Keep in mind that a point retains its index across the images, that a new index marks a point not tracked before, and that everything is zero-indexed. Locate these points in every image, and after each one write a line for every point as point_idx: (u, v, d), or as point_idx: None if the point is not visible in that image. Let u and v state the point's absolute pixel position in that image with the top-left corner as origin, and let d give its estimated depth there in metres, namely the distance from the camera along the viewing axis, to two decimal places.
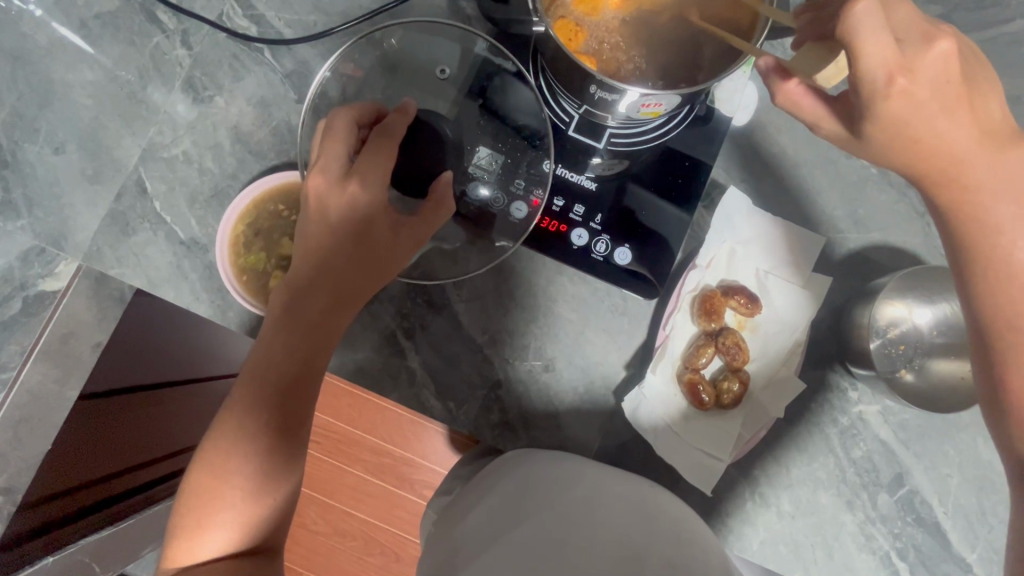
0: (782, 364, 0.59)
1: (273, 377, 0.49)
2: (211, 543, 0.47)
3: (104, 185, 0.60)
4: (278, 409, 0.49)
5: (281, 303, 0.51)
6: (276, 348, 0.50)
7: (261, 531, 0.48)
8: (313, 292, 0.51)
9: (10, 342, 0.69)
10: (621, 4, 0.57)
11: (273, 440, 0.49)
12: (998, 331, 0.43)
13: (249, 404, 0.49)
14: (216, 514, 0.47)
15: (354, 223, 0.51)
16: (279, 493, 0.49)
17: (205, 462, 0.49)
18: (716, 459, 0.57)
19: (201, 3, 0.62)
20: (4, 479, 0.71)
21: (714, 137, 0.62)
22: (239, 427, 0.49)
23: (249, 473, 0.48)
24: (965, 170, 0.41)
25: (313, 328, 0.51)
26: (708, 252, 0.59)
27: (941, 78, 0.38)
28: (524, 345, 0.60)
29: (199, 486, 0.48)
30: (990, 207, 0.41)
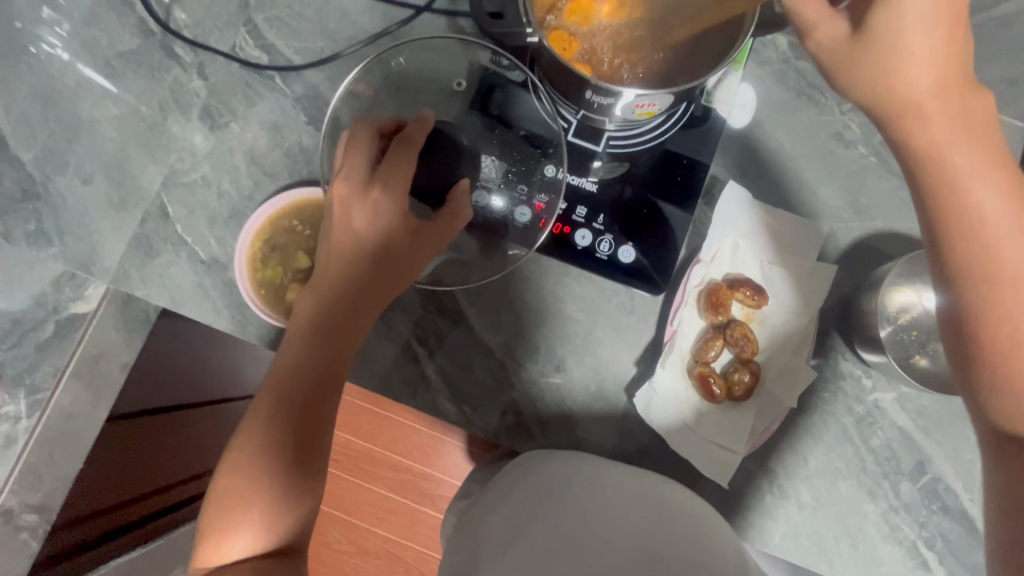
0: (792, 354, 0.59)
1: (298, 379, 0.51)
2: (238, 544, 0.47)
3: (129, 211, 0.63)
4: (304, 410, 0.51)
5: (305, 308, 0.53)
6: (302, 352, 0.52)
7: (286, 533, 0.49)
8: (336, 297, 0.53)
9: (44, 364, 0.69)
10: (611, 12, 0.59)
11: (298, 441, 0.50)
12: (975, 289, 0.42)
13: (274, 405, 0.51)
14: (243, 517, 0.48)
15: (377, 229, 0.53)
16: (304, 493, 0.50)
17: (232, 464, 0.50)
18: (731, 452, 0.57)
19: (215, 37, 0.66)
20: (40, 496, 0.73)
21: (711, 137, 0.64)
22: (265, 427, 0.50)
23: (276, 473, 0.49)
24: (930, 106, 0.41)
25: (337, 333, 0.52)
26: (711, 246, 0.60)
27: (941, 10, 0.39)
28: (535, 347, 0.61)
29: (225, 491, 0.49)
30: (959, 156, 0.41)
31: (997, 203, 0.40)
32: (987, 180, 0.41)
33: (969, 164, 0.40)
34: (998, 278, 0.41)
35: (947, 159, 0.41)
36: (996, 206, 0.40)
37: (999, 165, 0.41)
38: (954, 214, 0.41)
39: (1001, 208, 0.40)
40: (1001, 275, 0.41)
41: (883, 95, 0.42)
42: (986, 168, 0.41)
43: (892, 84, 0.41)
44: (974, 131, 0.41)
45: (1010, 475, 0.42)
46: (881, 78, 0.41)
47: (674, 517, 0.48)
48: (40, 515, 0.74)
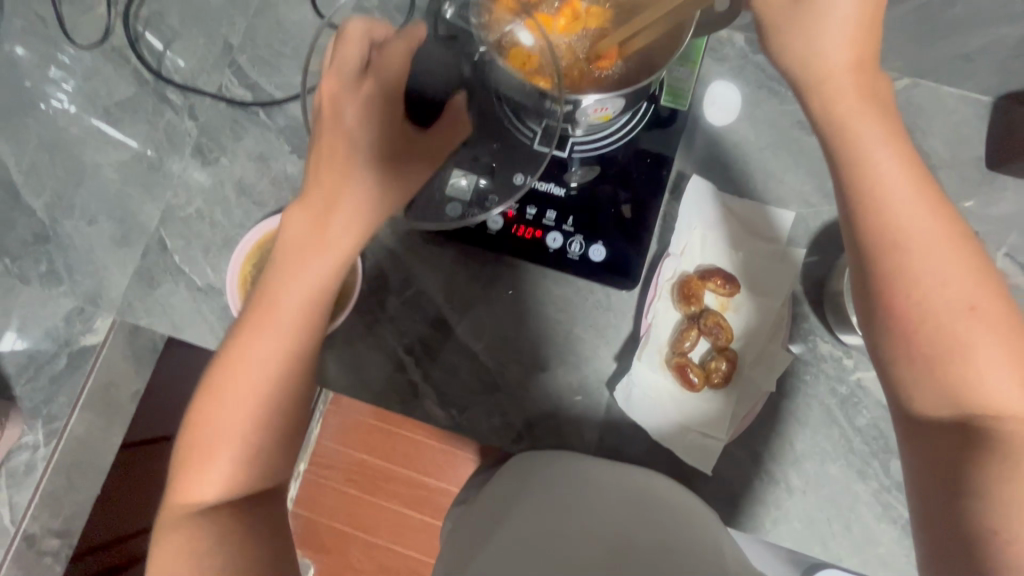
0: (766, 340, 0.60)
1: (289, 305, 0.50)
2: (216, 475, 0.46)
3: (131, 246, 0.67)
4: (293, 326, 0.50)
5: (271, 275, 0.52)
6: (292, 269, 0.52)
7: (266, 463, 0.48)
8: (305, 259, 0.52)
9: (57, 396, 0.71)
10: (566, 28, 0.62)
11: (286, 361, 0.49)
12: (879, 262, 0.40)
13: (261, 324, 0.50)
14: (223, 443, 0.47)
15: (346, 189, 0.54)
16: (290, 419, 0.49)
17: (201, 440, 0.47)
18: (713, 439, 0.58)
19: (203, 80, 0.71)
20: (61, 522, 0.79)
21: (675, 134, 0.66)
22: (250, 345, 0.49)
23: (260, 396, 0.48)
24: (839, 78, 0.43)
25: (311, 292, 0.51)
26: (679, 240, 0.62)
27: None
28: (516, 350, 0.63)
29: (205, 419, 0.48)
30: (866, 127, 0.42)
31: (900, 191, 0.40)
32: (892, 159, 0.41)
33: (874, 136, 0.42)
34: (896, 249, 0.40)
35: (858, 134, 0.42)
36: (902, 185, 0.40)
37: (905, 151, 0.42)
38: (861, 197, 0.41)
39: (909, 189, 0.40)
40: (902, 249, 0.40)
41: (800, 62, 0.45)
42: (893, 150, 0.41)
43: (810, 53, 0.44)
44: (885, 122, 0.42)
45: (919, 456, 0.39)
46: (803, 44, 0.44)
47: (652, 512, 0.50)
48: (62, 540, 0.79)
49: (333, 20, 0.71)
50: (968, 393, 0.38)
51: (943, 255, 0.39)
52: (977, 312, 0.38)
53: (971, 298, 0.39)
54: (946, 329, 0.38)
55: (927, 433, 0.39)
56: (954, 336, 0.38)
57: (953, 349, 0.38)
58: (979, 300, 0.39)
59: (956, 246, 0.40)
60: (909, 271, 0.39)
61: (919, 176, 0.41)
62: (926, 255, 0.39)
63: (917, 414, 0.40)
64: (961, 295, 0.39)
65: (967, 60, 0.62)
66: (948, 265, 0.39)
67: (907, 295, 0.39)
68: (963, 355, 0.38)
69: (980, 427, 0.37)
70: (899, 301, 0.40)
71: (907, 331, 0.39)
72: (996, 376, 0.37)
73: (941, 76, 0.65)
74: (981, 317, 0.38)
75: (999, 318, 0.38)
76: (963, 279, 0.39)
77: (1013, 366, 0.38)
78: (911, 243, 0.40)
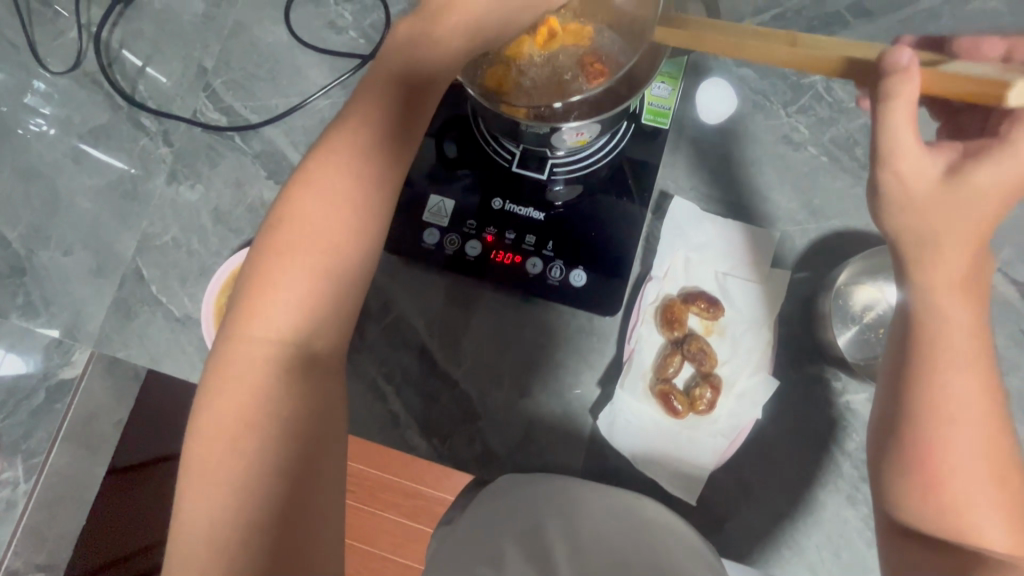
0: (753, 364, 0.58)
1: (353, 157, 0.43)
2: (266, 328, 0.40)
3: (107, 276, 0.66)
4: (371, 167, 0.43)
5: (298, 183, 0.43)
6: (362, 115, 0.43)
7: (308, 333, 0.41)
8: (337, 168, 0.42)
9: (38, 431, 0.74)
10: (542, 43, 0.57)
11: (352, 215, 0.42)
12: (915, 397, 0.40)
13: (351, 158, 0.43)
14: (273, 293, 0.41)
15: (392, 84, 0.44)
16: (342, 289, 0.42)
17: (224, 365, 0.40)
18: (698, 467, 0.57)
19: (177, 105, 0.70)
20: (45, 555, 0.79)
21: (657, 153, 0.64)
22: (336, 178, 0.42)
23: (320, 248, 0.41)
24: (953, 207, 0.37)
25: (344, 208, 0.42)
26: (662, 263, 0.61)
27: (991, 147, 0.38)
28: (498, 377, 0.61)
29: (262, 263, 0.41)
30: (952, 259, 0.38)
31: (963, 334, 0.39)
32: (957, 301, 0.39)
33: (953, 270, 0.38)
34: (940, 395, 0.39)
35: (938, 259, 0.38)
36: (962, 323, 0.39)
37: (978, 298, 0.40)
38: (927, 333, 0.40)
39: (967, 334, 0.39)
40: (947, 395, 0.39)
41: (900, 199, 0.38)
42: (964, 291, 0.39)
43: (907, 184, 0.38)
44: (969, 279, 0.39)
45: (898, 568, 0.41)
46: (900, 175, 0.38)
47: (642, 550, 0.50)
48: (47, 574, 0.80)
49: (307, 41, 0.70)
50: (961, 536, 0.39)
51: (978, 413, 0.39)
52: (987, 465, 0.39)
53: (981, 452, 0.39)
54: (954, 470, 0.39)
55: (923, 549, 0.40)
56: (952, 475, 0.39)
57: (950, 487, 0.39)
58: (991, 447, 0.39)
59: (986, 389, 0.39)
60: (931, 412, 0.39)
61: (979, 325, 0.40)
62: (959, 403, 0.39)
63: (910, 531, 0.41)
64: (978, 448, 0.39)
65: None
66: (972, 410, 0.39)
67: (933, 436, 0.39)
68: (963, 499, 0.39)
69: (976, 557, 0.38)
70: (914, 437, 0.40)
71: (916, 465, 0.40)
72: (993, 528, 0.38)
73: None
74: (987, 468, 0.39)
75: (1002, 475, 0.39)
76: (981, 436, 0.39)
77: (1007, 516, 0.38)
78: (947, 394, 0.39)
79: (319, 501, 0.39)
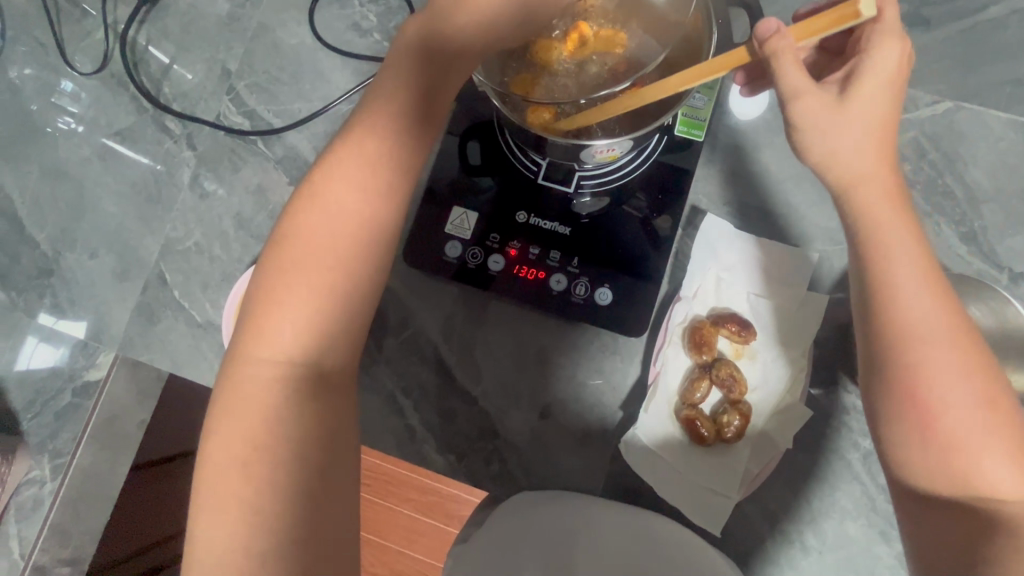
0: (786, 392, 0.56)
1: (356, 166, 0.40)
2: (267, 353, 0.38)
3: (130, 280, 0.66)
4: (378, 176, 0.41)
5: (305, 199, 0.41)
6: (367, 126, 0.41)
7: (312, 355, 0.39)
8: (341, 179, 0.40)
9: (63, 432, 0.77)
10: (573, 50, 0.55)
11: (355, 227, 0.40)
12: (931, 431, 0.39)
13: (356, 167, 0.40)
14: (274, 315, 0.39)
15: (409, 93, 0.42)
16: (348, 307, 0.40)
17: (230, 392, 0.38)
18: (723, 498, 0.54)
19: (201, 108, 0.69)
20: (71, 551, 0.79)
21: (690, 166, 0.62)
22: (342, 188, 0.40)
23: (325, 264, 0.39)
24: (889, 243, 0.40)
25: (350, 220, 0.40)
26: (692, 283, 0.58)
27: (899, 73, 0.39)
28: (518, 395, 0.60)
29: (262, 284, 0.40)
30: (896, 280, 0.40)
31: (914, 278, 0.40)
32: (937, 332, 0.39)
33: (922, 306, 0.40)
34: (934, 421, 0.39)
35: (896, 286, 0.40)
36: (938, 343, 0.39)
37: (930, 267, 0.40)
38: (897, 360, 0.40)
39: (959, 361, 0.39)
40: (938, 419, 0.39)
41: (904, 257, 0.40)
42: (942, 323, 0.40)
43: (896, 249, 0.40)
44: (899, 192, 0.40)
45: None
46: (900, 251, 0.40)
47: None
48: (71, 568, 0.80)
49: (331, 43, 0.69)
50: (980, 491, 0.38)
51: (978, 425, 0.39)
52: (967, 375, 0.39)
53: (979, 409, 0.39)
54: (962, 439, 0.39)
55: (939, 511, 0.40)
56: (959, 436, 0.39)
57: (964, 448, 0.39)
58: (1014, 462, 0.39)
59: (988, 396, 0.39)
60: (945, 448, 0.39)
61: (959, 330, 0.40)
62: (958, 417, 0.39)
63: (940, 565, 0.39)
64: (966, 381, 0.39)
65: None
66: (976, 434, 0.39)
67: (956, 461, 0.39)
68: (974, 456, 0.39)
69: (992, 510, 0.38)
70: (934, 475, 0.40)
71: (911, 426, 0.40)
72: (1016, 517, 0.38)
73: (991, 99, 0.59)
74: (976, 394, 0.39)
75: (991, 387, 0.40)
76: (962, 368, 0.39)
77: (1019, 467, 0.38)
78: (903, 302, 0.40)
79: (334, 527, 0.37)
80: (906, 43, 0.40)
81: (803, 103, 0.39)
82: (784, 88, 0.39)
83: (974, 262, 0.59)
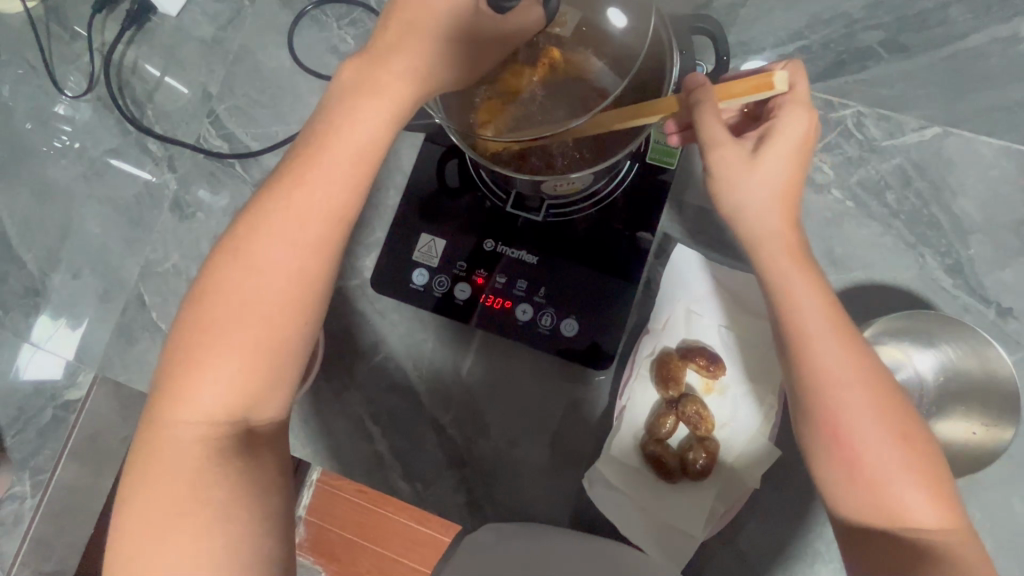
0: (754, 430, 0.54)
1: (279, 222, 0.41)
2: (195, 410, 0.40)
3: (112, 301, 0.68)
4: (300, 230, 0.41)
5: (228, 254, 0.41)
6: (289, 182, 0.41)
7: (240, 406, 0.40)
8: (265, 238, 0.41)
9: (45, 449, 0.79)
10: (544, 75, 0.53)
11: (278, 283, 0.40)
12: (851, 470, 0.39)
13: (280, 224, 0.40)
14: (199, 374, 0.40)
15: (334, 141, 0.41)
16: (273, 360, 0.41)
17: (154, 454, 0.39)
18: (688, 536, 0.53)
19: (183, 131, 0.71)
20: (54, 563, 0.84)
21: (662, 194, 0.60)
22: (262, 247, 0.41)
23: (250, 322, 0.40)
24: (795, 290, 0.40)
25: (275, 276, 0.40)
26: (660, 314, 0.57)
27: (807, 132, 0.42)
28: (484, 424, 0.59)
29: (184, 343, 0.40)
30: (805, 324, 0.40)
31: (819, 322, 0.40)
32: (852, 373, 0.39)
33: (833, 351, 0.39)
34: (854, 460, 0.39)
35: (807, 329, 0.40)
36: (852, 384, 0.39)
37: (835, 309, 0.40)
38: (814, 400, 0.40)
39: (873, 402, 0.39)
40: (858, 457, 0.38)
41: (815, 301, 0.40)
42: (854, 365, 0.39)
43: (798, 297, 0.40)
44: (802, 243, 0.42)
45: None
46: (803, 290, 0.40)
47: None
48: None
49: (309, 66, 0.69)
50: (902, 527, 0.38)
51: (899, 463, 0.38)
52: (878, 414, 0.39)
53: (896, 447, 0.38)
54: (880, 475, 0.38)
55: (872, 550, 0.38)
56: (880, 475, 0.38)
57: (883, 485, 0.38)
58: (936, 499, 0.38)
59: (906, 435, 0.39)
60: (867, 485, 0.38)
61: (871, 372, 0.39)
62: (878, 458, 0.38)
63: None
64: (877, 418, 0.38)
65: (1011, 112, 0.53)
66: (897, 472, 0.38)
67: (877, 498, 0.38)
68: (894, 488, 0.38)
69: (915, 546, 0.37)
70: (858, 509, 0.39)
71: (836, 462, 0.39)
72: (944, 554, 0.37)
73: (982, 126, 0.56)
74: (890, 435, 0.38)
75: (904, 421, 0.39)
76: (877, 409, 0.39)
77: (938, 501, 0.38)
78: (819, 350, 0.39)
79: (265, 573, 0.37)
80: (812, 116, 0.42)
81: (723, 150, 0.41)
82: (710, 138, 0.42)
83: (960, 296, 0.56)
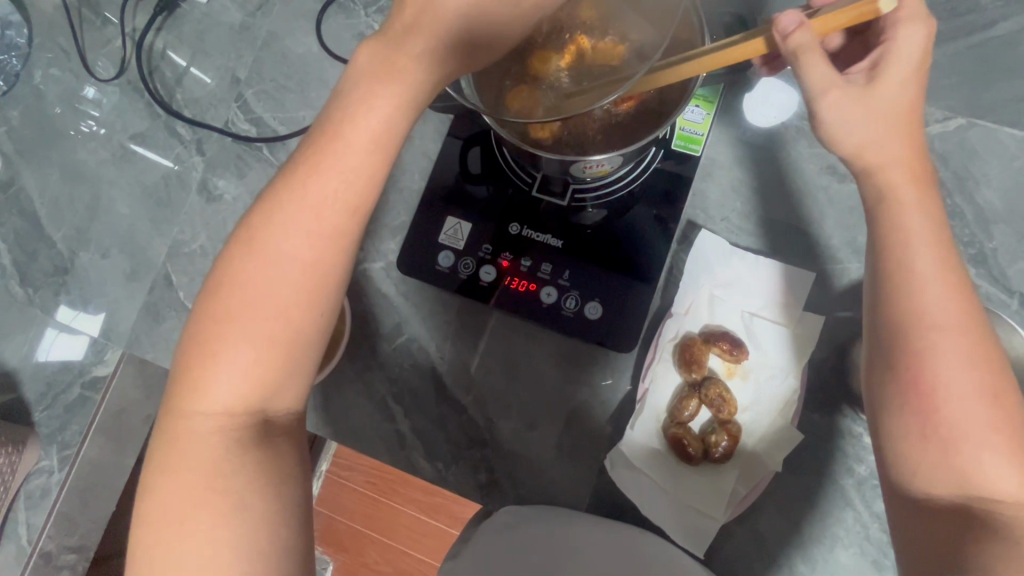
0: (775, 415, 0.55)
1: (291, 216, 0.41)
2: (214, 402, 0.40)
3: (139, 280, 0.69)
4: (317, 222, 0.41)
5: (243, 246, 0.42)
6: (305, 173, 0.41)
7: (261, 397, 0.41)
8: (281, 230, 0.41)
9: (72, 425, 0.81)
10: (570, 60, 0.53)
11: (297, 274, 0.41)
12: (933, 424, 0.39)
13: (296, 214, 0.41)
14: (216, 367, 0.40)
15: (348, 132, 0.41)
16: (293, 351, 0.41)
17: (174, 446, 0.40)
18: (709, 518, 0.54)
19: (211, 114, 0.72)
20: (78, 539, 0.86)
21: (687, 180, 0.61)
22: (279, 239, 0.41)
23: (267, 313, 0.41)
24: (908, 220, 0.41)
25: (292, 267, 0.41)
26: (684, 298, 0.58)
27: (924, 55, 0.41)
28: (507, 405, 0.60)
29: (203, 334, 0.41)
30: (914, 259, 0.40)
31: (928, 257, 0.40)
32: (952, 323, 0.39)
33: (935, 293, 0.40)
34: (936, 415, 0.39)
35: (913, 267, 0.40)
36: (948, 332, 0.39)
37: (946, 254, 0.40)
38: (905, 339, 0.40)
39: (965, 358, 0.39)
40: (943, 412, 0.38)
41: (923, 234, 0.40)
42: (957, 318, 0.39)
43: (906, 233, 0.41)
44: (922, 169, 0.42)
45: None
46: (918, 224, 0.41)
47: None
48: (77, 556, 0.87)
49: (337, 52, 0.70)
50: (979, 492, 0.37)
51: (981, 423, 0.38)
52: (974, 365, 0.39)
53: (984, 403, 0.38)
54: (960, 436, 0.38)
55: (938, 513, 0.38)
56: (964, 433, 0.38)
57: (962, 441, 0.38)
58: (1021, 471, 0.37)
59: (997, 394, 0.38)
60: (950, 444, 0.38)
61: (970, 324, 0.39)
62: (964, 411, 0.38)
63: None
64: (971, 369, 0.38)
65: None
66: (983, 430, 0.38)
67: (955, 458, 0.38)
68: (973, 449, 0.38)
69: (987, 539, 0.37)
70: (927, 469, 0.39)
71: (915, 410, 0.39)
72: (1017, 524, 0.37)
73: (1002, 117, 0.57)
74: (982, 392, 0.38)
75: (995, 379, 0.39)
76: (968, 362, 0.39)
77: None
78: (922, 293, 0.40)
79: (283, 559, 0.38)
80: (929, 28, 0.41)
81: (829, 95, 0.41)
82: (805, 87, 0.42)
83: (982, 285, 0.57)
